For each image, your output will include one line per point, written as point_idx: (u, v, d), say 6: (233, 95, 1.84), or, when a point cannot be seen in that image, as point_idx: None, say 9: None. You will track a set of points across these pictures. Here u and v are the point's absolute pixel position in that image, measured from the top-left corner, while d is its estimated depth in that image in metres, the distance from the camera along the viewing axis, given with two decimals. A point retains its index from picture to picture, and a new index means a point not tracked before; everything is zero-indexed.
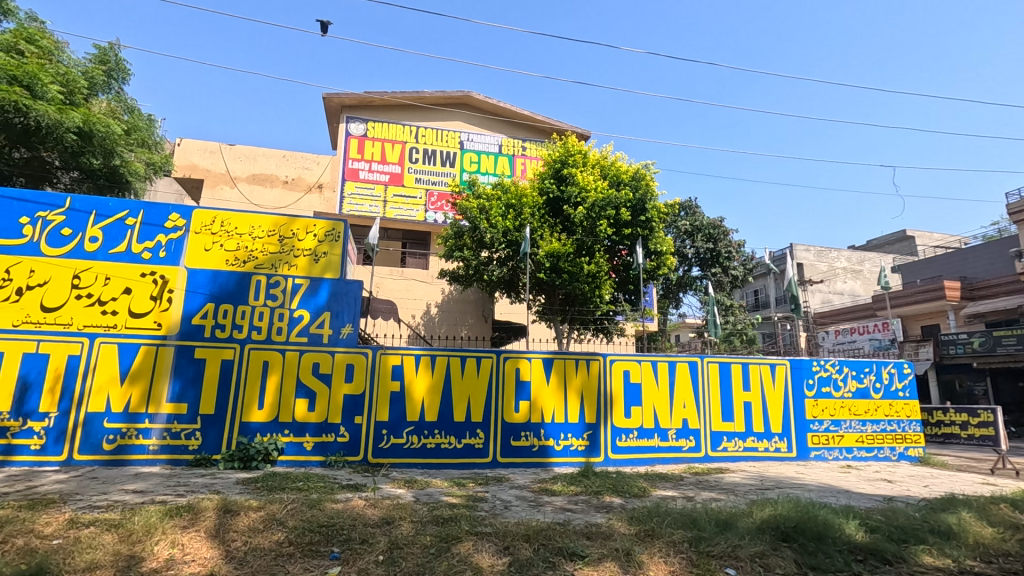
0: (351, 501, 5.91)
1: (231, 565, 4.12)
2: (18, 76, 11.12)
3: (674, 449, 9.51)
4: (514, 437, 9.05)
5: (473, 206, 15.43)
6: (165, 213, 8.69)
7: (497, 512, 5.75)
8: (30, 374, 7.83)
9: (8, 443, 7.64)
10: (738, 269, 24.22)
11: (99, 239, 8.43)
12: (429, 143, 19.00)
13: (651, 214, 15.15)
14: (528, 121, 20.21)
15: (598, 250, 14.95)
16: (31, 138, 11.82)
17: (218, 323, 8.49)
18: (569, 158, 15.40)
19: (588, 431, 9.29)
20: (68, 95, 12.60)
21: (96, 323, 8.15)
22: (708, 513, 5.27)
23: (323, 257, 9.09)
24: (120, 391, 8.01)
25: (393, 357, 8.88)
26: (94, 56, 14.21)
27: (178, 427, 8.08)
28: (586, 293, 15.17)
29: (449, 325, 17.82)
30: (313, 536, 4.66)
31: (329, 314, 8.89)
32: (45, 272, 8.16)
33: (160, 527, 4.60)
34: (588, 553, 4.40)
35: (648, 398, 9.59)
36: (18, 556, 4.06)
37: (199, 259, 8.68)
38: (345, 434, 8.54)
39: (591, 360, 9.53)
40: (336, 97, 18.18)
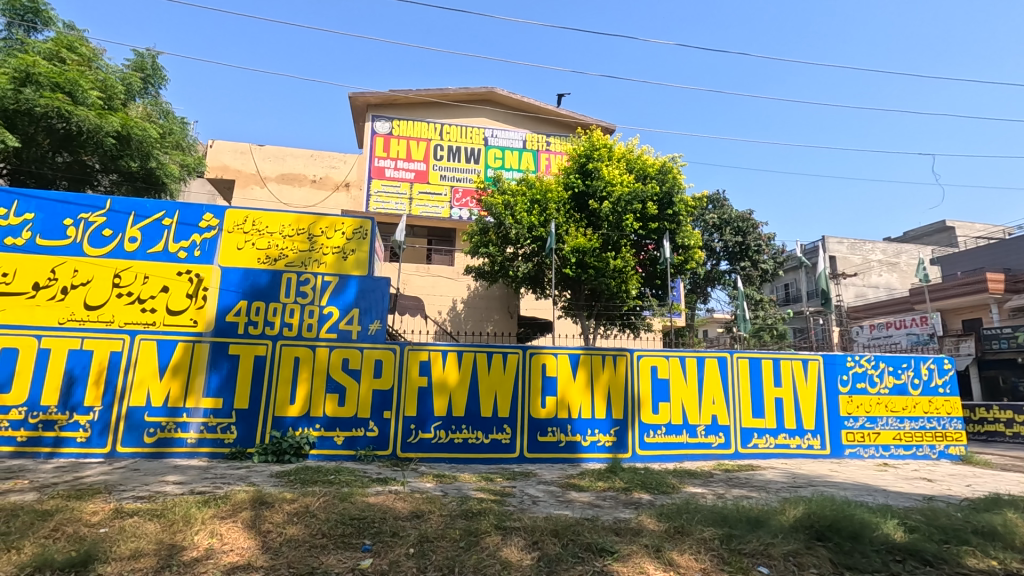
0: (381, 495, 6.00)
1: (267, 556, 4.23)
2: (61, 83, 11.55)
3: (703, 445, 9.39)
4: (541, 433, 9.06)
5: (498, 202, 15.40)
6: (199, 213, 8.92)
7: (525, 507, 5.78)
8: (75, 369, 8.16)
9: (56, 436, 7.98)
10: (768, 262, 23.73)
11: (138, 239, 8.71)
12: (453, 140, 19.08)
13: (678, 207, 14.99)
14: (552, 116, 20.06)
15: (624, 244, 14.79)
16: (73, 143, 12.25)
17: (251, 320, 8.71)
18: (595, 152, 15.25)
19: (615, 427, 9.24)
20: (108, 100, 13.02)
21: (136, 320, 8.43)
22: (740, 510, 5.20)
23: (351, 255, 9.22)
24: (159, 386, 8.28)
25: (421, 353, 8.97)
26: (132, 63, 14.75)
27: (215, 421, 8.33)
28: (612, 288, 15.04)
29: (474, 321, 17.91)
30: (345, 529, 4.75)
31: (357, 310, 9.03)
32: (88, 272, 8.47)
33: (200, 518, 4.75)
34: (618, 549, 4.39)
35: (676, 394, 9.49)
36: (69, 544, 4.25)
37: (232, 258, 8.89)
38: (374, 429, 8.67)
39: (619, 356, 9.46)
40: (361, 96, 18.38)
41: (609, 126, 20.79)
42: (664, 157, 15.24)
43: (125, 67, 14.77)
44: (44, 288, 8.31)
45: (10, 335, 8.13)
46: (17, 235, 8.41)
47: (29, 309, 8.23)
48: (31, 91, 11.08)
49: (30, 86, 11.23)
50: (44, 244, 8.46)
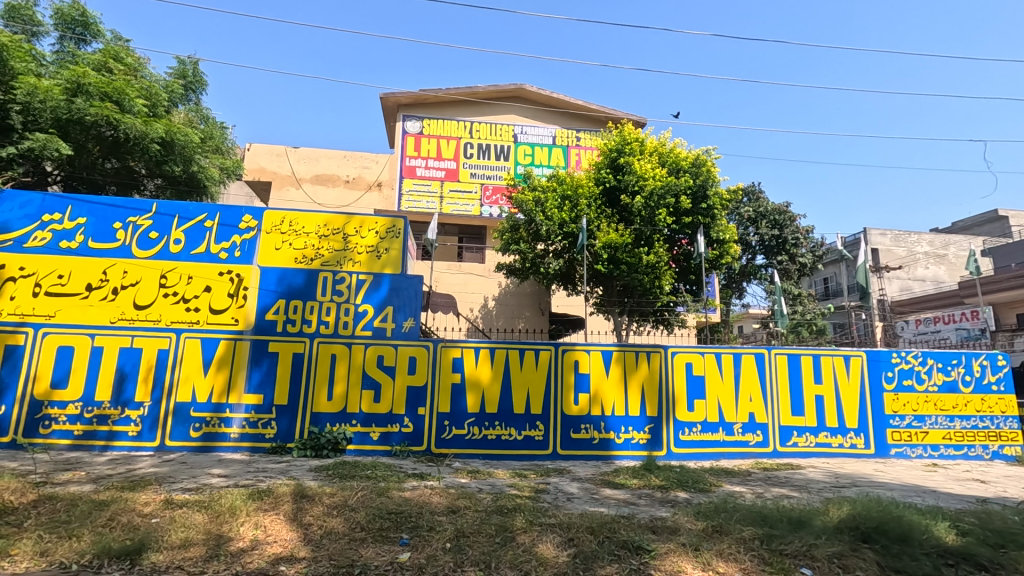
0: (417, 490, 6.09)
1: (309, 548, 4.35)
2: (109, 92, 12.05)
3: (740, 443, 9.21)
4: (574, 430, 9.02)
5: (528, 198, 15.37)
6: (239, 214, 9.18)
7: (560, 504, 5.77)
8: (126, 367, 8.53)
9: (110, 430, 8.37)
10: (806, 256, 23.11)
11: (182, 241, 9.04)
12: (483, 137, 19.15)
13: (713, 201, 14.72)
14: (582, 111, 19.89)
15: (657, 239, 14.58)
16: (121, 149, 12.76)
17: (289, 318, 8.93)
18: (626, 147, 15.06)
19: (650, 425, 9.14)
20: (152, 108, 13.51)
21: (181, 319, 8.76)
22: (781, 510, 5.08)
23: (384, 253, 9.36)
24: (203, 382, 8.59)
25: (453, 350, 9.05)
26: (175, 71, 15.29)
27: (256, 417, 8.59)
28: (645, 284, 14.87)
29: (506, 318, 17.94)
30: (383, 523, 4.84)
31: (391, 308, 9.17)
32: (136, 273, 8.83)
33: (245, 510, 4.92)
34: (655, 547, 4.34)
35: (712, 391, 9.33)
36: (124, 532, 4.46)
37: (270, 258, 9.12)
38: (409, 425, 8.80)
39: (653, 353, 9.36)
40: (392, 97, 18.64)
41: (640, 120, 20.52)
42: (697, 150, 14.95)
43: (168, 75, 15.32)
44: (96, 289, 8.71)
45: (66, 334, 8.54)
46: (71, 238, 8.82)
47: (83, 309, 8.64)
48: (83, 101, 11.66)
49: (81, 96, 11.80)
50: (96, 247, 8.84)
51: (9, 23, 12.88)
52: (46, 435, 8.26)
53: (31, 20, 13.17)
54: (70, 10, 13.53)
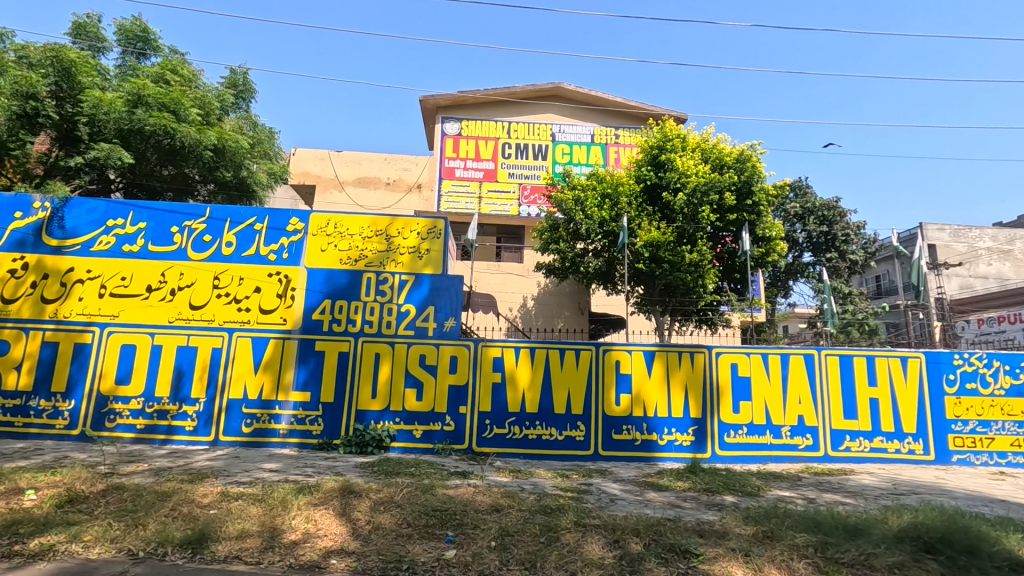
0: (461, 488, 6.15)
1: (358, 542, 4.45)
2: (166, 103, 12.64)
3: (789, 447, 8.93)
4: (616, 431, 8.93)
5: (568, 198, 15.27)
6: (287, 217, 9.47)
7: (604, 505, 5.73)
8: (183, 365, 8.93)
9: (169, 424, 8.78)
10: (857, 253, 22.25)
11: (234, 244, 9.38)
12: (521, 137, 19.17)
13: (758, 197, 14.37)
14: (621, 108, 19.65)
15: (700, 237, 14.31)
16: (176, 157, 13.30)
17: (334, 318, 9.17)
18: (667, 144, 14.78)
19: (694, 426, 8.96)
20: (205, 116, 14.08)
21: (233, 319, 9.10)
22: (837, 517, 4.89)
23: (425, 254, 9.49)
24: (254, 380, 8.91)
25: (494, 349, 9.11)
26: (227, 81, 15.92)
27: (304, 414, 8.85)
28: (688, 283, 14.60)
29: (546, 317, 17.92)
30: (429, 519, 4.91)
31: (433, 307, 9.29)
32: (191, 275, 9.21)
33: (296, 504, 5.08)
34: (703, 552, 4.26)
35: (758, 393, 9.07)
36: (184, 522, 4.67)
37: (317, 259, 9.38)
38: (450, 423, 8.90)
39: (696, 353, 9.16)
40: (431, 99, 18.91)
41: (680, 115, 20.10)
42: (741, 146, 14.60)
43: (220, 84, 15.95)
44: (156, 290, 9.15)
45: (128, 333, 9.00)
46: (132, 242, 9.29)
47: (144, 309, 9.09)
48: (143, 112, 12.28)
49: (142, 107, 12.41)
50: (155, 250, 9.28)
51: (76, 40, 13.70)
52: (112, 428, 8.74)
53: (96, 37, 13.93)
54: (132, 27, 14.28)
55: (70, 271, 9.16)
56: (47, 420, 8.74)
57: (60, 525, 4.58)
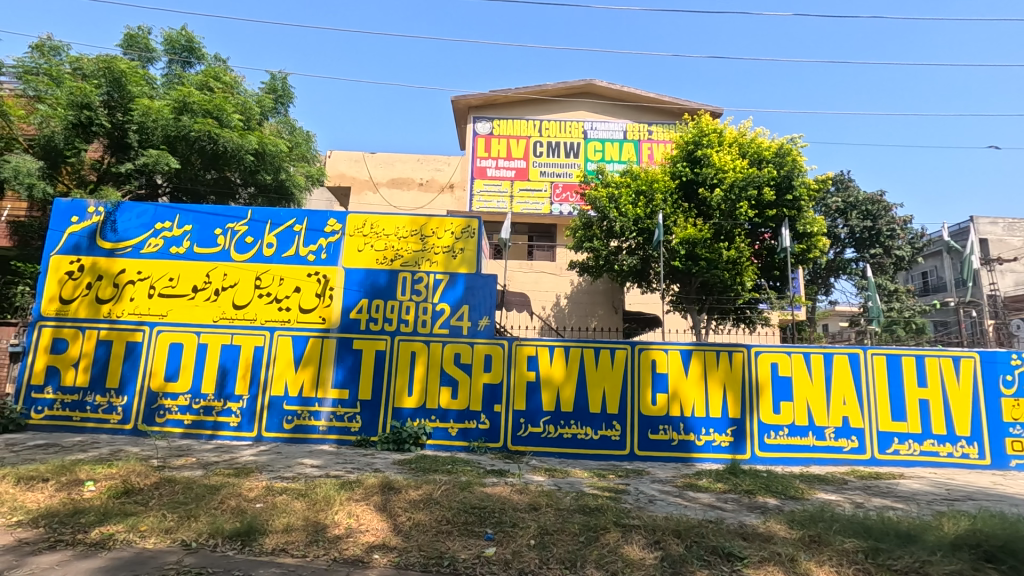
0: (499, 486, 6.19)
1: (399, 538, 4.52)
2: (210, 109, 13.09)
3: (833, 449, 8.65)
4: (652, 431, 8.82)
5: (602, 195, 15.10)
6: (325, 219, 9.68)
7: (643, 506, 5.67)
8: (227, 363, 9.22)
9: (215, 420, 9.09)
10: (904, 249, 21.47)
11: (274, 245, 9.63)
12: (553, 135, 19.12)
13: (799, 192, 14.02)
14: (654, 103, 19.38)
15: (738, 234, 14.02)
16: (219, 161, 13.73)
17: (371, 317, 9.33)
18: (704, 139, 14.52)
19: (732, 426, 8.78)
20: (246, 121, 14.50)
21: (274, 318, 9.35)
22: (887, 523, 4.72)
23: (460, 253, 9.55)
24: (295, 378, 9.15)
25: (528, 348, 9.12)
26: (267, 86, 16.32)
27: (342, 411, 9.04)
28: (726, 281, 14.34)
29: (579, 316, 17.81)
30: (468, 517, 4.96)
31: (467, 306, 9.35)
32: (234, 276, 9.50)
33: (338, 499, 5.19)
34: (747, 555, 4.18)
35: (800, 393, 8.83)
36: (232, 515, 4.83)
37: (354, 259, 9.57)
38: (486, 421, 8.95)
39: (734, 352, 8.97)
40: (463, 99, 19.04)
41: (716, 110, 19.71)
42: (781, 139, 14.23)
43: (261, 89, 16.36)
44: (201, 290, 9.48)
45: (176, 332, 9.35)
46: (179, 244, 9.64)
47: (191, 309, 9.42)
48: (188, 119, 12.78)
49: (187, 114, 12.89)
50: (200, 251, 9.61)
51: (128, 51, 14.31)
52: (162, 424, 9.10)
53: (146, 47, 14.49)
54: (178, 37, 14.80)
55: (122, 272, 9.57)
56: (102, 415, 9.15)
57: (118, 515, 4.79)
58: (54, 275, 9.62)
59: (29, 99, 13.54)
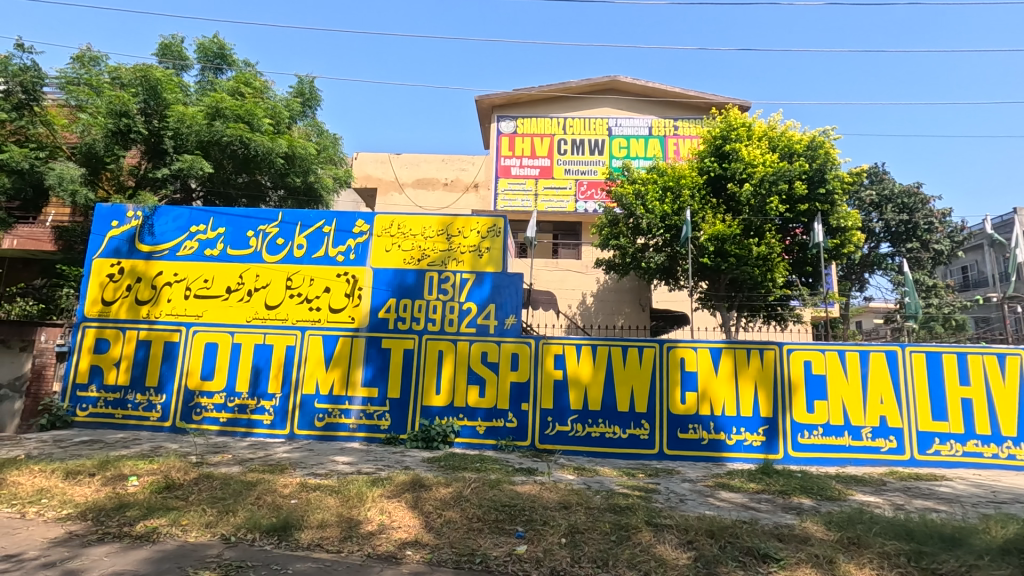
0: (528, 484, 6.19)
1: (431, 535, 4.56)
2: (242, 114, 13.42)
3: (870, 450, 8.42)
4: (681, 430, 8.72)
5: (628, 192, 14.95)
6: (353, 220, 9.81)
7: (674, 505, 5.61)
8: (260, 362, 9.44)
9: (249, 418, 9.31)
10: (942, 243, 20.81)
11: (304, 246, 9.81)
12: (577, 133, 19.03)
13: (832, 185, 13.72)
14: (680, 98, 19.12)
15: (768, 230, 13.76)
16: (251, 164, 14.07)
17: (399, 316, 9.44)
18: (732, 133, 14.29)
19: (764, 426, 8.62)
20: (276, 125, 14.81)
21: (305, 318, 9.52)
22: (930, 525, 4.57)
23: (486, 252, 9.58)
24: (325, 376, 9.30)
25: (555, 347, 9.10)
26: (295, 90, 16.61)
27: (372, 409, 9.17)
28: (756, 277, 14.07)
29: (605, 314, 17.72)
30: (499, 515, 4.97)
31: (494, 305, 9.38)
32: (266, 276, 9.71)
33: (371, 496, 5.27)
34: (784, 556, 4.10)
35: (834, 392, 8.62)
36: (269, 511, 4.94)
37: (382, 259, 9.69)
38: (513, 420, 8.97)
39: (765, 350, 8.81)
40: (487, 99, 19.12)
41: (744, 103, 19.35)
42: (813, 132, 13.97)
43: (289, 94, 16.67)
44: (234, 291, 9.71)
45: (211, 332, 9.61)
46: (213, 246, 9.90)
47: (225, 309, 9.67)
48: (221, 124, 13.12)
49: (219, 119, 13.24)
50: (233, 253, 9.85)
51: (162, 60, 14.74)
52: (199, 421, 9.36)
53: (179, 56, 14.91)
54: (210, 44, 15.19)
55: (159, 275, 9.87)
56: (143, 413, 9.47)
57: (161, 510, 4.96)
58: (96, 277, 9.97)
59: (72, 108, 14.07)
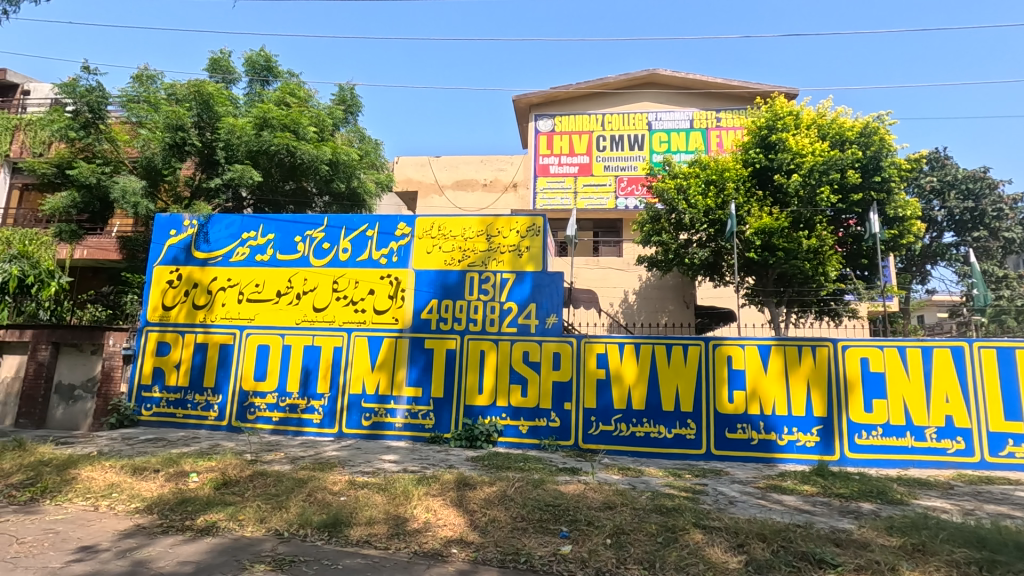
0: (571, 484, 6.16)
1: (476, 533, 4.60)
2: (288, 123, 13.90)
3: (935, 451, 7.97)
4: (730, 429, 8.48)
5: (669, 186, 14.59)
6: (395, 223, 9.99)
7: (722, 507, 5.47)
8: (309, 364, 9.73)
9: (300, 417, 9.62)
10: (1013, 230, 19.51)
11: (349, 250, 10.06)
12: (616, 129, 18.78)
13: (888, 172, 13.12)
14: (722, 89, 18.56)
15: (818, 221, 13.23)
16: (298, 172, 14.57)
17: (441, 317, 9.56)
18: (779, 122, 13.78)
19: (819, 426, 8.28)
20: (320, 133, 15.26)
21: (351, 319, 9.77)
22: (1004, 532, 4.28)
23: (526, 252, 9.57)
24: (371, 377, 9.52)
25: (597, 345, 9.02)
26: (337, 97, 17.02)
27: (417, 409, 9.32)
28: (807, 271, 13.55)
29: (648, 312, 17.43)
30: (543, 514, 4.96)
31: (534, 305, 9.36)
32: (314, 280, 10.01)
33: (416, 494, 5.36)
34: (842, 562, 3.93)
35: (895, 390, 8.19)
36: (319, 507, 5.10)
37: (423, 261, 9.84)
38: (556, 419, 8.93)
39: (818, 346, 8.46)
40: (524, 98, 19.17)
41: (791, 91, 18.65)
42: (866, 117, 13.33)
43: (332, 101, 17.10)
44: (284, 295, 10.06)
45: (263, 334, 9.98)
46: (264, 252, 10.29)
47: (276, 312, 10.02)
48: (268, 134, 13.62)
49: (267, 129, 13.76)
50: (282, 259, 10.21)
51: (212, 74, 15.41)
52: (253, 421, 9.75)
53: (228, 70, 15.54)
54: (257, 58, 15.80)
55: (214, 280, 10.32)
56: (201, 412, 9.94)
57: (219, 505, 5.19)
58: (157, 284, 10.52)
59: (132, 125, 14.88)
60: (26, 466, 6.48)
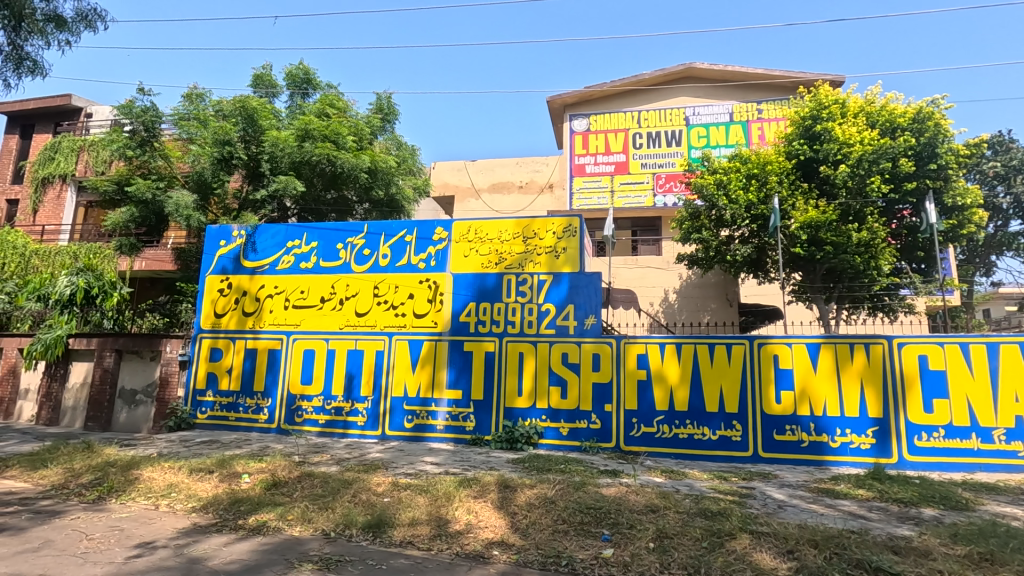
0: (613, 486, 6.09)
1: (517, 536, 4.60)
2: (328, 134, 14.30)
3: (1004, 454, 7.48)
4: (778, 431, 8.19)
5: (709, 182, 14.21)
6: (433, 227, 10.12)
7: (771, 511, 5.30)
8: (353, 368, 9.97)
9: (345, 420, 9.87)
10: None
11: (389, 256, 10.26)
12: (652, 125, 18.49)
13: (945, 160, 12.48)
14: (763, 79, 18.04)
15: (869, 213, 12.66)
16: (338, 181, 14.95)
17: (480, 319, 9.63)
18: (824, 112, 13.24)
19: (875, 427, 7.91)
20: (359, 142, 15.62)
21: (391, 324, 9.96)
22: None
23: (563, 253, 9.50)
24: (412, 380, 9.68)
25: (638, 346, 8.90)
26: (375, 106, 17.40)
27: (458, 411, 9.41)
28: (858, 266, 12.96)
29: (690, 311, 17.06)
30: (584, 517, 4.92)
31: (572, 306, 9.29)
32: (355, 286, 10.26)
33: (458, 496, 5.41)
34: (901, 571, 3.73)
35: (957, 389, 7.75)
36: (364, 508, 5.22)
37: (460, 265, 9.92)
38: (596, 421, 8.85)
39: (872, 344, 8.08)
40: (558, 99, 19.13)
41: (837, 78, 17.94)
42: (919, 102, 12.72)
43: (369, 110, 17.50)
44: (327, 301, 10.35)
45: (309, 339, 10.28)
46: (308, 260, 10.61)
47: (320, 318, 10.31)
48: (310, 145, 14.04)
49: (308, 140, 14.19)
50: (325, 265, 10.50)
51: (256, 90, 16.01)
52: (301, 423, 10.06)
53: (270, 84, 16.12)
54: (297, 72, 16.34)
55: (262, 288, 10.71)
56: (252, 416, 10.32)
57: (269, 505, 5.37)
58: (209, 293, 11.00)
59: (184, 142, 15.61)
60: (93, 467, 6.87)
